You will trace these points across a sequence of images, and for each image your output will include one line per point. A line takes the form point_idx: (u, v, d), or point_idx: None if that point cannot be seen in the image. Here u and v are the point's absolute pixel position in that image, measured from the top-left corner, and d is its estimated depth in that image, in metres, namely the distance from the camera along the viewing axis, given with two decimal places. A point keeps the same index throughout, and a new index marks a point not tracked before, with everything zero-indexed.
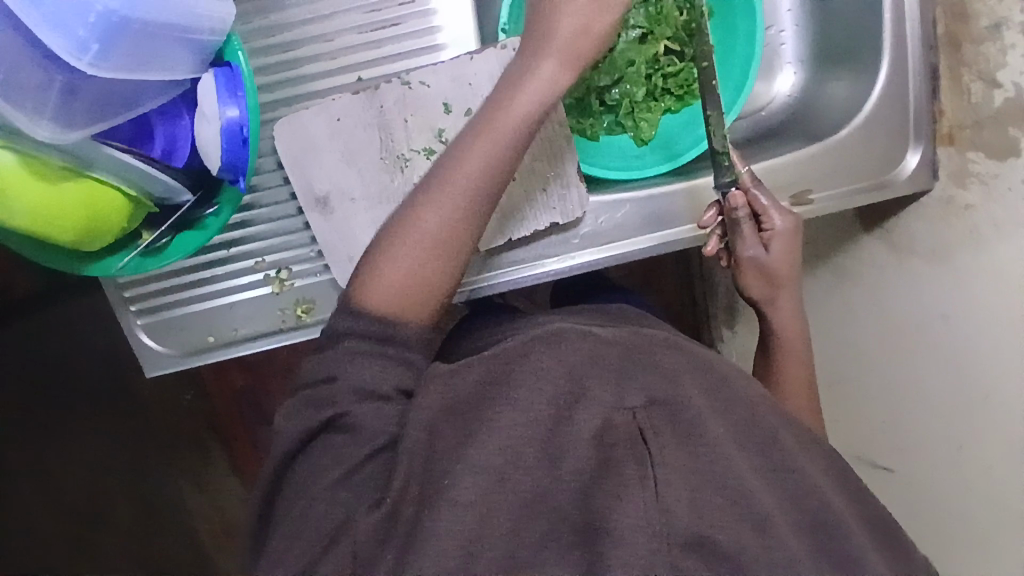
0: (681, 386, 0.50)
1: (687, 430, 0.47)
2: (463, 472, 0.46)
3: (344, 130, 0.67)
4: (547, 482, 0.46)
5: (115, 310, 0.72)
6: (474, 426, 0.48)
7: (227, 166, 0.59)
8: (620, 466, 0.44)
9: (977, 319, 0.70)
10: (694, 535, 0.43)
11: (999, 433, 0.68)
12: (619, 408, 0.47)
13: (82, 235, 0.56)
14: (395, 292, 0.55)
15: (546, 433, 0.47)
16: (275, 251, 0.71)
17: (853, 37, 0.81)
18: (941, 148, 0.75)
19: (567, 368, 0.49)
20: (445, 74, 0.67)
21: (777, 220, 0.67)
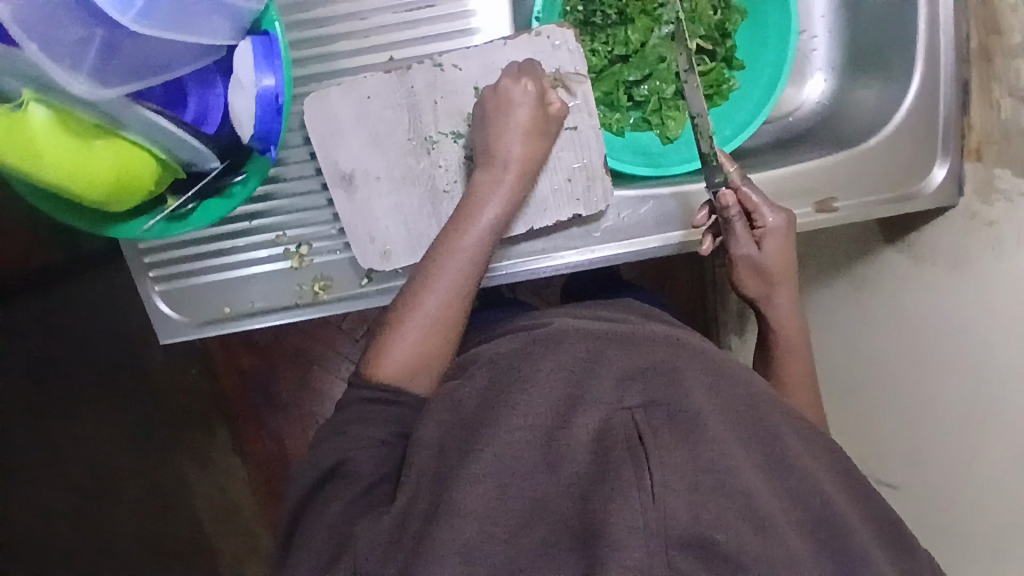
0: (681, 386, 0.51)
1: (685, 428, 0.47)
2: (467, 482, 0.46)
3: (372, 110, 0.67)
4: (549, 486, 0.46)
5: (133, 274, 0.72)
6: (474, 437, 0.49)
7: (261, 136, 0.60)
8: (617, 469, 0.44)
9: (990, 333, 0.70)
10: (691, 536, 0.43)
11: (999, 453, 0.69)
12: (618, 408, 0.48)
13: (110, 195, 0.56)
14: (404, 364, 0.59)
15: (545, 437, 0.48)
16: (297, 226, 0.71)
17: (884, 48, 0.80)
18: (968, 163, 0.75)
19: (567, 372, 0.52)
20: (477, 59, 0.67)
21: (768, 217, 0.67)
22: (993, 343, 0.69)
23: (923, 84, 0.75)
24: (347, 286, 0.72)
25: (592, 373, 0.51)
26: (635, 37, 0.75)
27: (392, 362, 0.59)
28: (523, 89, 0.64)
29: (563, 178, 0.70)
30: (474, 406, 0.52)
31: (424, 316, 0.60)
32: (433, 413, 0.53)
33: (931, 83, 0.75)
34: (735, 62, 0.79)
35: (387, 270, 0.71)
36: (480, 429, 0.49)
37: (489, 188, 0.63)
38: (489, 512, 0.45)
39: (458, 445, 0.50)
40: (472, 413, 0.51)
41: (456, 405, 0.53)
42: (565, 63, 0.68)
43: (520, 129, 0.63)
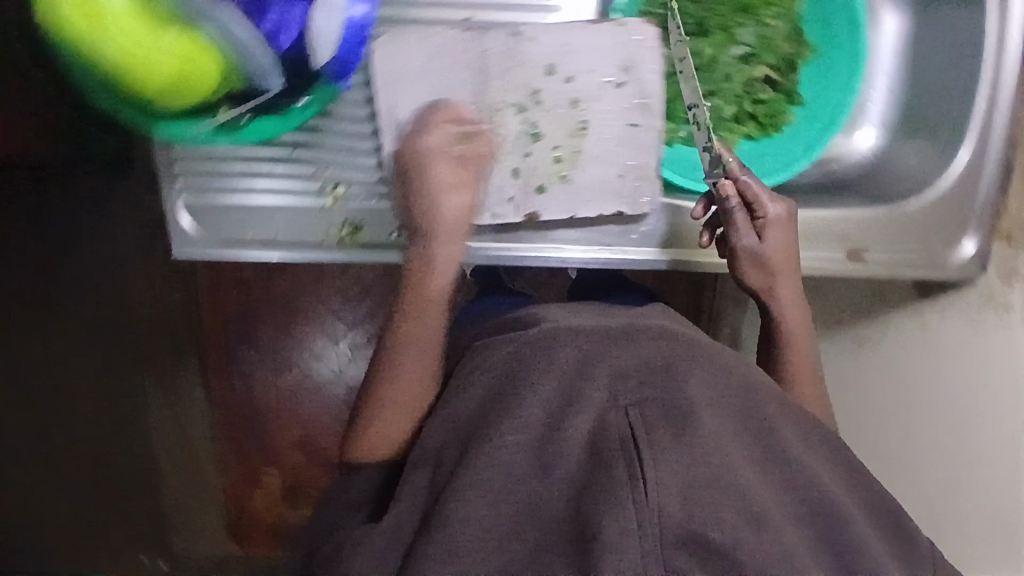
0: (680, 382, 0.49)
1: (679, 423, 0.46)
2: (466, 487, 0.49)
3: (442, 63, 0.66)
4: (542, 490, 0.48)
5: (159, 181, 0.70)
6: (473, 438, 0.51)
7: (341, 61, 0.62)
8: (608, 466, 0.45)
9: (983, 397, 0.73)
10: (686, 532, 0.43)
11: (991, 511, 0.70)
12: (613, 407, 0.48)
13: (167, 91, 0.53)
14: (379, 439, 0.60)
15: (538, 441, 0.49)
16: (338, 166, 0.70)
17: (936, 115, 0.81)
18: (996, 243, 0.77)
19: (562, 373, 0.51)
20: (556, 36, 0.66)
21: (769, 208, 0.65)
22: (993, 407, 0.72)
23: (971, 155, 0.77)
24: (376, 236, 0.71)
25: (586, 373, 0.50)
26: (709, 50, 0.74)
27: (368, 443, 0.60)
28: (434, 138, 0.65)
29: (614, 173, 0.69)
30: (472, 414, 0.53)
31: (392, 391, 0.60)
32: (431, 428, 0.55)
33: (980, 156, 0.77)
34: (796, 97, 0.80)
35: None
36: (475, 440, 0.51)
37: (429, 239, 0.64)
38: (484, 521, 0.48)
39: (454, 457, 0.52)
40: (468, 422, 0.53)
41: (452, 415, 0.55)
42: (639, 59, 0.67)
43: (445, 184, 0.65)
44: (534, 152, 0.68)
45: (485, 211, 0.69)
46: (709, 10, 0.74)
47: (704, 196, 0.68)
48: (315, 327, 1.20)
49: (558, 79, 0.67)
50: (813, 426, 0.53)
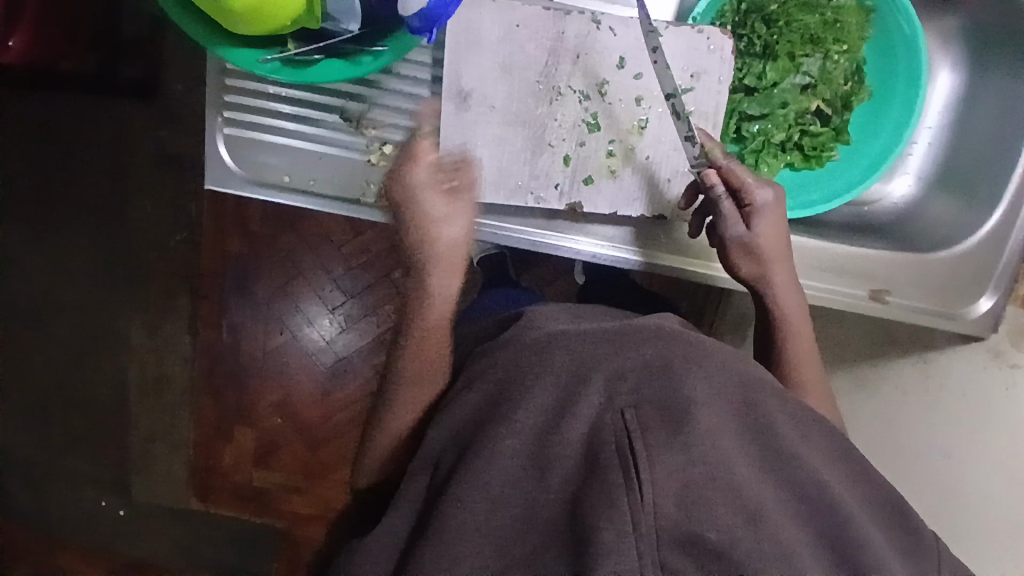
0: (681, 384, 0.49)
1: (676, 422, 0.47)
2: (468, 491, 0.51)
3: (516, 39, 0.65)
4: (538, 494, 0.49)
5: (205, 108, 0.68)
6: (477, 442, 0.53)
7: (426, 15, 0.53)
8: (605, 471, 0.46)
9: (967, 452, 0.77)
10: (681, 534, 0.43)
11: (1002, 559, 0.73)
12: (609, 409, 0.49)
13: (245, 17, 0.52)
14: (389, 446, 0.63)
15: (533, 446, 0.50)
16: (387, 125, 0.69)
17: (975, 174, 0.83)
18: (1012, 305, 0.79)
19: (559, 380, 0.53)
20: (634, 31, 0.66)
21: (756, 195, 0.64)
22: (991, 462, 0.75)
23: (1000, 219, 0.79)
24: None
25: (582, 379, 0.52)
26: (771, 74, 0.75)
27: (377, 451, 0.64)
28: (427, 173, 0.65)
29: (664, 176, 0.69)
30: (475, 420, 0.56)
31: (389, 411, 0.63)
32: (434, 435, 0.58)
33: (1010, 219, 0.79)
34: (844, 136, 0.79)
35: None
36: (474, 447, 0.53)
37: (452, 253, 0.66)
38: (482, 525, 0.50)
39: (456, 461, 0.55)
40: (470, 429, 0.55)
41: (455, 424, 0.57)
42: (710, 68, 0.67)
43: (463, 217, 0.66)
44: (589, 143, 0.68)
45: (530, 193, 0.68)
46: (781, 33, 0.74)
47: (689, 186, 0.67)
48: (310, 289, 1.21)
49: (626, 74, 0.66)
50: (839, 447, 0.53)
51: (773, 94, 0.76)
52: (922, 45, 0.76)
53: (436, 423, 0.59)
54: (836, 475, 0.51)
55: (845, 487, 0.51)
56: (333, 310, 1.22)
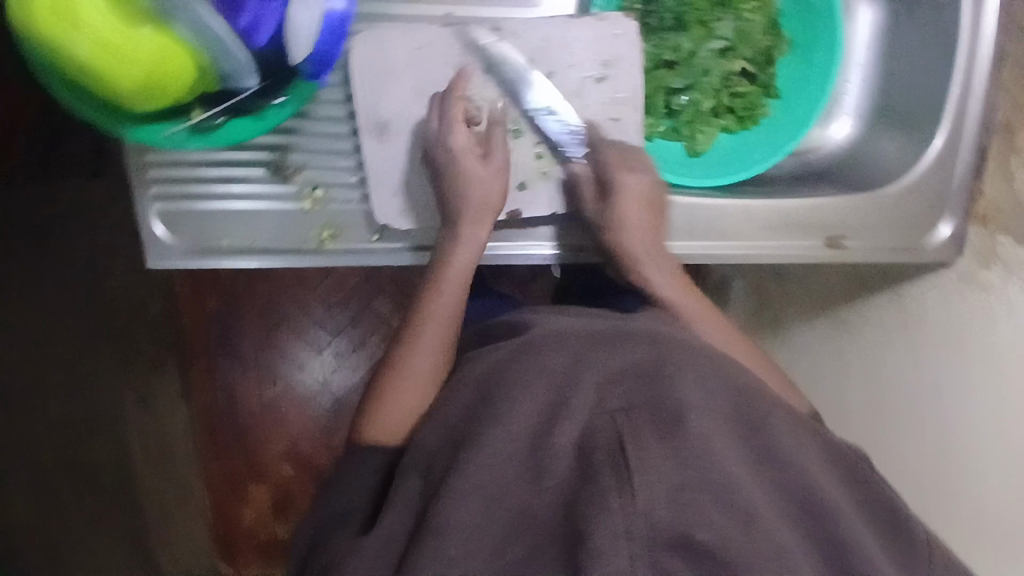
0: (668, 384, 0.50)
1: (666, 424, 0.47)
2: (458, 497, 0.47)
3: (423, 60, 0.65)
4: (533, 498, 0.47)
5: (131, 188, 0.68)
6: (463, 449, 0.50)
7: (318, 58, 0.57)
8: (597, 474, 0.45)
9: (967, 390, 0.76)
10: (675, 535, 0.43)
11: (1004, 493, 0.71)
12: (600, 412, 0.48)
13: (139, 90, 0.51)
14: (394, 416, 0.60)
15: (529, 447, 0.48)
16: (315, 168, 0.68)
17: (913, 102, 0.83)
18: (972, 227, 0.79)
19: (550, 380, 0.51)
20: (538, 31, 0.66)
21: (620, 176, 0.65)
22: (991, 390, 0.73)
23: (944, 145, 0.79)
24: (355, 238, 0.70)
25: (574, 380, 0.51)
26: (687, 45, 0.75)
27: (382, 421, 0.60)
28: (464, 137, 0.64)
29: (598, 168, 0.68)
30: (461, 423, 0.53)
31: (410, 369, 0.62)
32: (425, 438, 0.54)
33: (954, 142, 0.78)
34: (772, 90, 0.80)
35: (400, 229, 0.69)
36: (461, 448, 0.50)
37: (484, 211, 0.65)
38: (472, 531, 0.46)
39: (447, 461, 0.50)
40: (457, 430, 0.53)
41: (445, 420, 0.55)
42: (623, 53, 0.67)
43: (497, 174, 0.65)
44: (516, 150, 0.68)
45: None
46: (685, 4, 0.74)
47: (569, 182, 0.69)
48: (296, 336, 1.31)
49: (538, 74, 0.66)
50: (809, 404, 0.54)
51: (693, 62, 0.76)
52: None
53: (427, 425, 0.55)
54: (817, 459, 0.52)
55: (823, 466, 0.52)
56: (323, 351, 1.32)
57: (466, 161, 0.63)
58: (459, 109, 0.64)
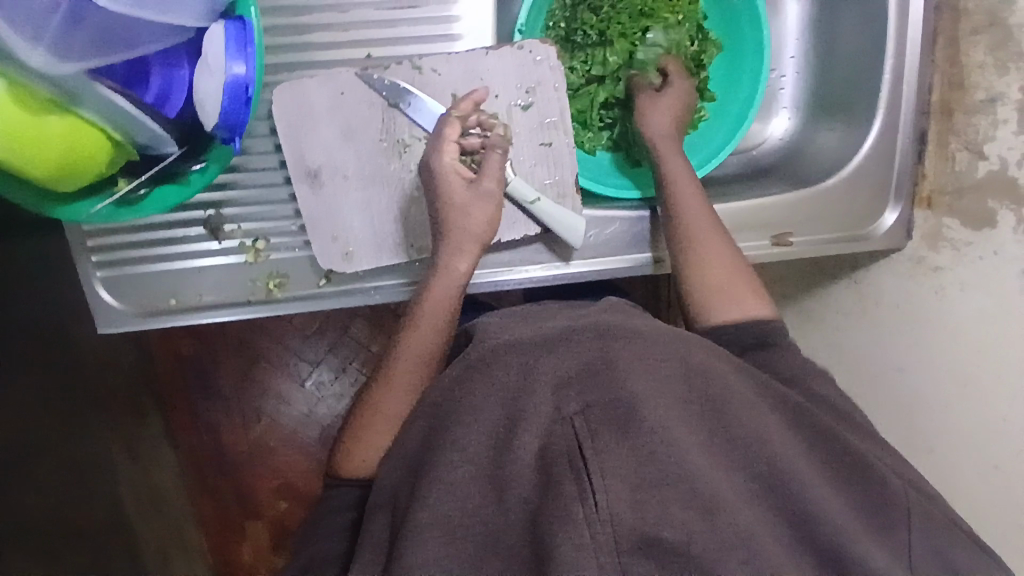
0: (618, 374, 0.45)
1: (623, 422, 0.43)
2: (423, 525, 0.45)
3: (346, 106, 0.65)
4: (499, 517, 0.45)
5: (73, 258, 0.68)
6: (423, 477, 0.48)
7: (226, 126, 0.54)
8: (558, 485, 0.42)
9: (932, 369, 0.76)
10: (639, 538, 0.41)
11: (975, 465, 0.70)
12: (557, 420, 0.44)
13: (57, 173, 0.51)
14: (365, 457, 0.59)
15: (487, 467, 0.45)
16: (254, 220, 0.68)
17: (847, 91, 0.83)
18: (918, 210, 0.79)
19: (500, 392, 0.47)
20: (459, 65, 0.66)
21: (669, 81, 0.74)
22: (952, 360, 0.73)
23: (882, 130, 0.79)
24: (303, 285, 0.70)
25: (525, 385, 0.46)
26: (614, 59, 0.74)
27: (353, 461, 0.59)
28: (450, 159, 0.62)
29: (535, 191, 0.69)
30: (421, 455, 0.50)
31: (380, 413, 0.60)
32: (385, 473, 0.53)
33: (891, 128, 0.79)
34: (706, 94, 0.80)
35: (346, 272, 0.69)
36: (422, 477, 0.48)
37: (462, 236, 0.62)
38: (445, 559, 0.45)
39: (408, 491, 0.49)
40: (418, 459, 0.50)
41: (405, 454, 0.53)
42: (545, 78, 0.67)
43: (486, 198, 0.62)
44: None
45: (410, 246, 0.68)
46: (611, 18, 0.73)
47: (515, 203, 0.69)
48: (275, 368, 1.17)
49: None
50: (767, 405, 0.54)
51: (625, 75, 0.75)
52: None
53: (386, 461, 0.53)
54: (777, 429, 0.49)
55: (784, 434, 0.49)
56: (304, 382, 1.18)
57: (453, 192, 0.62)
58: (453, 127, 0.62)
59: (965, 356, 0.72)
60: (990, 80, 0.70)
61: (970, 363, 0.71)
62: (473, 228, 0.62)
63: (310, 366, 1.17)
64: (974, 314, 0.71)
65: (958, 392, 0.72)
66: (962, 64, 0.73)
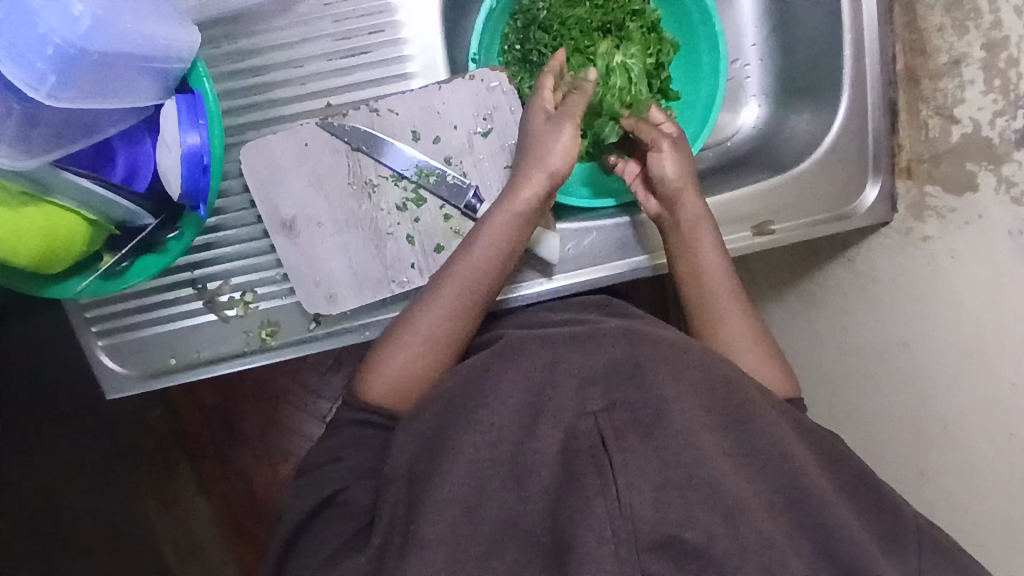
0: (647, 381, 0.49)
1: (648, 424, 0.46)
2: (442, 484, 0.48)
3: (312, 156, 0.68)
4: (516, 506, 0.46)
5: (76, 331, 0.71)
6: (441, 460, 0.49)
7: (187, 193, 0.58)
8: (581, 477, 0.44)
9: (934, 342, 0.73)
10: (661, 536, 0.42)
11: (988, 436, 0.67)
12: (582, 414, 0.47)
13: (40, 260, 0.54)
14: (393, 384, 0.62)
15: (507, 456, 0.47)
16: (241, 274, 0.70)
17: (812, 72, 0.83)
18: (900, 180, 0.78)
19: (531, 385, 0.50)
20: (414, 102, 0.69)
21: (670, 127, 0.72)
22: (948, 329, 0.71)
23: (850, 107, 0.78)
24: (295, 331, 0.72)
25: (553, 382, 0.50)
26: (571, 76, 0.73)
27: (380, 385, 0.62)
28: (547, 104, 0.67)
29: None
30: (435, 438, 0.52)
31: (417, 340, 0.63)
32: (401, 445, 0.54)
33: (858, 102, 0.78)
34: (670, 93, 0.80)
35: (334, 314, 0.71)
36: (444, 449, 0.50)
37: (532, 172, 0.65)
38: (457, 541, 0.45)
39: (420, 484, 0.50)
40: (435, 434, 0.52)
41: (419, 429, 0.54)
42: (499, 104, 0.70)
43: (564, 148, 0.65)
44: (423, 216, 0.69)
45: (390, 281, 0.70)
46: (562, 34, 0.74)
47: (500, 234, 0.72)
48: (297, 409, 1.13)
49: (425, 142, 0.69)
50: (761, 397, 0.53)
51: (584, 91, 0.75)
52: None
53: (404, 432, 0.55)
54: (777, 421, 0.53)
55: (789, 435, 0.51)
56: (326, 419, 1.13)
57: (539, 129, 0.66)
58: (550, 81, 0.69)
59: (960, 323, 0.70)
60: (951, 42, 0.69)
61: (970, 327, 0.69)
62: (546, 177, 0.65)
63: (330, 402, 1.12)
64: (970, 281, 0.68)
65: (961, 363, 0.70)
66: (921, 29, 0.73)
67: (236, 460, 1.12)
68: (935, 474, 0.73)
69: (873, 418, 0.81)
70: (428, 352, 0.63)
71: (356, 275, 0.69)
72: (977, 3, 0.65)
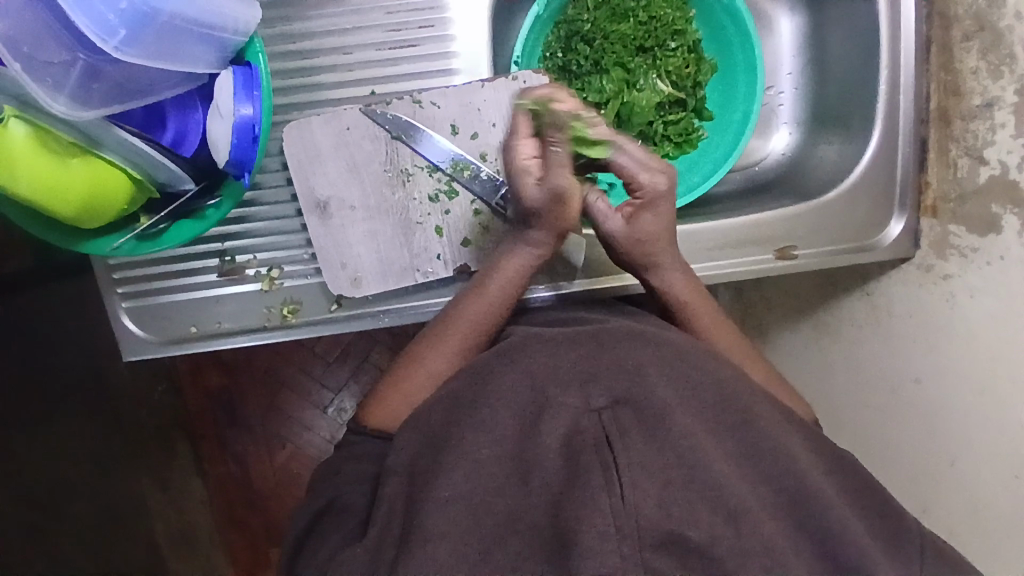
0: (647, 381, 0.49)
1: (652, 424, 0.46)
2: (451, 473, 0.47)
3: (351, 140, 0.69)
4: (520, 501, 0.45)
5: (101, 291, 0.72)
6: (445, 449, 0.49)
7: (234, 162, 0.59)
8: (585, 473, 0.43)
9: (946, 381, 0.73)
10: (663, 534, 0.41)
11: (994, 474, 0.67)
12: (587, 412, 0.47)
13: (81, 213, 0.56)
14: (391, 413, 0.61)
15: (513, 453, 0.47)
16: (269, 250, 0.71)
17: (844, 104, 0.85)
18: (924, 219, 0.79)
19: (532, 381, 0.50)
20: (455, 98, 0.70)
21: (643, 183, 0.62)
22: (962, 366, 0.71)
23: (880, 142, 0.80)
24: (316, 311, 0.73)
25: (559, 381, 0.49)
26: (609, 86, 0.77)
27: (380, 411, 0.61)
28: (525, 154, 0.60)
29: None
30: (440, 428, 0.51)
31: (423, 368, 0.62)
32: (402, 441, 0.53)
33: (890, 136, 0.79)
34: (704, 114, 0.82)
35: (357, 297, 0.72)
36: (449, 447, 0.49)
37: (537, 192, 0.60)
38: (464, 530, 0.45)
39: (421, 479, 0.49)
40: (441, 423, 0.52)
41: (428, 414, 0.54)
42: None
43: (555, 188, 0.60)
44: (454, 209, 0.70)
45: (416, 270, 0.71)
46: (604, 49, 0.76)
47: None
48: (300, 395, 1.12)
49: (463, 138, 0.71)
50: (777, 408, 0.54)
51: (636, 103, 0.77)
52: (741, 8, 0.79)
53: (403, 429, 0.54)
54: (790, 439, 0.51)
55: (802, 450, 0.51)
56: (327, 409, 1.13)
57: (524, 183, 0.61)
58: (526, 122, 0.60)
59: (974, 362, 0.70)
60: (985, 86, 0.70)
61: (984, 364, 0.69)
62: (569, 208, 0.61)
63: (333, 393, 1.12)
64: (988, 319, 0.69)
65: (973, 402, 0.70)
66: (956, 71, 0.74)
67: (236, 442, 1.12)
68: (937, 511, 0.73)
69: (880, 450, 0.81)
70: (433, 378, 0.62)
71: (384, 260, 0.71)
72: (1014, 49, 0.66)
